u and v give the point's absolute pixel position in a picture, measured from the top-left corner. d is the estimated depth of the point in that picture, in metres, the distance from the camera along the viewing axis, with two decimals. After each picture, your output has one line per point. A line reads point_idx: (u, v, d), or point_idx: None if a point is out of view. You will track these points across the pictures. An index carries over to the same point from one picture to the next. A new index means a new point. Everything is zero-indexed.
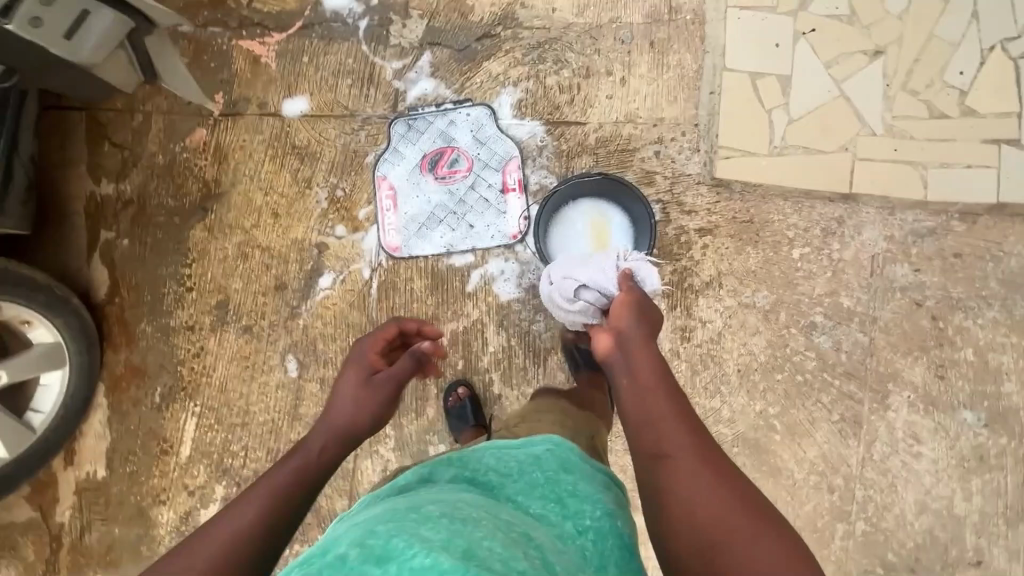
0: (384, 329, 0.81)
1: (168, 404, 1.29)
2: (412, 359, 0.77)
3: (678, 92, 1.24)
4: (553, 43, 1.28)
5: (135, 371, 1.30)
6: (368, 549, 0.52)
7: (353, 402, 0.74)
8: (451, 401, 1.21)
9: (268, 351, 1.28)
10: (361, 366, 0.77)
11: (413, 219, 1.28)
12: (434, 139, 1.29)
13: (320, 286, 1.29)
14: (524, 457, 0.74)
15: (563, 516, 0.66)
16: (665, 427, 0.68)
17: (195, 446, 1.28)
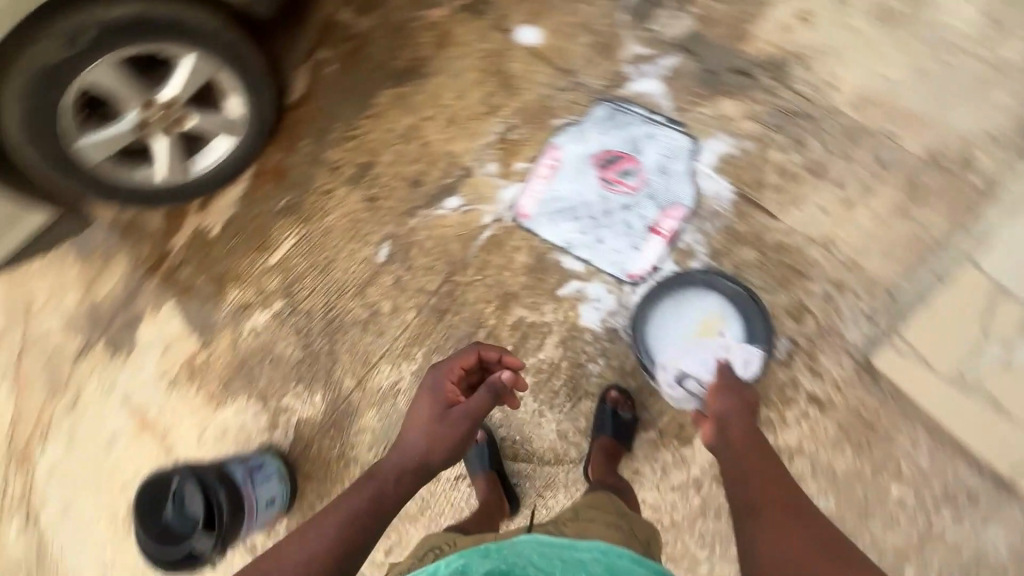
0: (462, 357, 1.03)
1: (285, 215, 1.46)
2: (484, 394, 0.97)
3: (897, 250, 1.06)
4: (804, 122, 1.12)
5: (278, 174, 1.46)
6: None
7: (427, 430, 0.93)
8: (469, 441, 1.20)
9: (376, 228, 1.38)
10: (439, 398, 0.97)
11: (556, 200, 1.25)
12: (624, 141, 1.22)
13: (446, 204, 1.33)
14: (565, 557, 0.71)
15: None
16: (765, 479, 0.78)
17: (283, 261, 1.45)
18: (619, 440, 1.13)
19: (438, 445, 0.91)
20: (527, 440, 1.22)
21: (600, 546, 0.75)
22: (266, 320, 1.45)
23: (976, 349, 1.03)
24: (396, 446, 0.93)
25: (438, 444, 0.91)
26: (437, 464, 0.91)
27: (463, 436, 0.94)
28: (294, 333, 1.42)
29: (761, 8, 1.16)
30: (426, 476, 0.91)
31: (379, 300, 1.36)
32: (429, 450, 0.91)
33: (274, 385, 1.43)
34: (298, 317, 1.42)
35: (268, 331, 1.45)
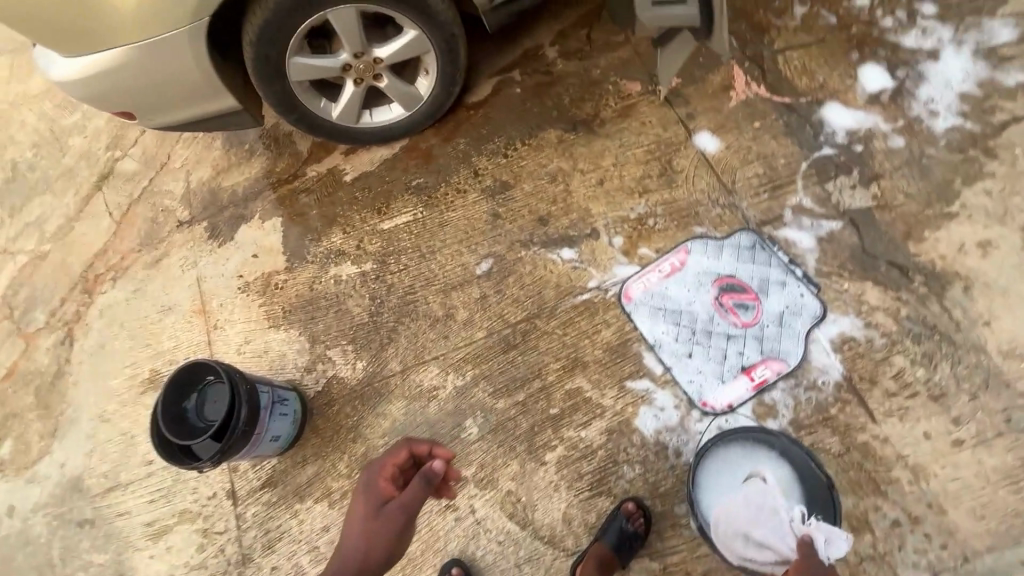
0: (394, 454, 0.92)
1: (414, 193, 1.53)
2: (417, 485, 0.87)
3: (988, 515, 0.98)
4: (943, 342, 1.07)
5: (426, 155, 1.55)
6: None
7: (363, 534, 0.85)
8: None
9: (487, 242, 1.42)
10: (374, 494, 0.90)
11: (664, 299, 1.24)
12: (753, 276, 1.20)
13: (561, 252, 1.35)
14: None
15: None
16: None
17: (392, 231, 1.51)
18: (619, 554, 1.06)
19: (376, 547, 0.84)
20: (530, 507, 1.18)
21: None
22: (350, 273, 1.50)
23: None
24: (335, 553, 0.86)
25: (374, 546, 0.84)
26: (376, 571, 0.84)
27: (399, 534, 0.86)
28: (368, 297, 1.46)
29: (940, 220, 1.15)
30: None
31: (457, 307, 1.38)
32: (368, 555, 0.84)
33: (327, 333, 1.46)
34: (379, 285, 1.47)
35: (347, 284, 1.50)
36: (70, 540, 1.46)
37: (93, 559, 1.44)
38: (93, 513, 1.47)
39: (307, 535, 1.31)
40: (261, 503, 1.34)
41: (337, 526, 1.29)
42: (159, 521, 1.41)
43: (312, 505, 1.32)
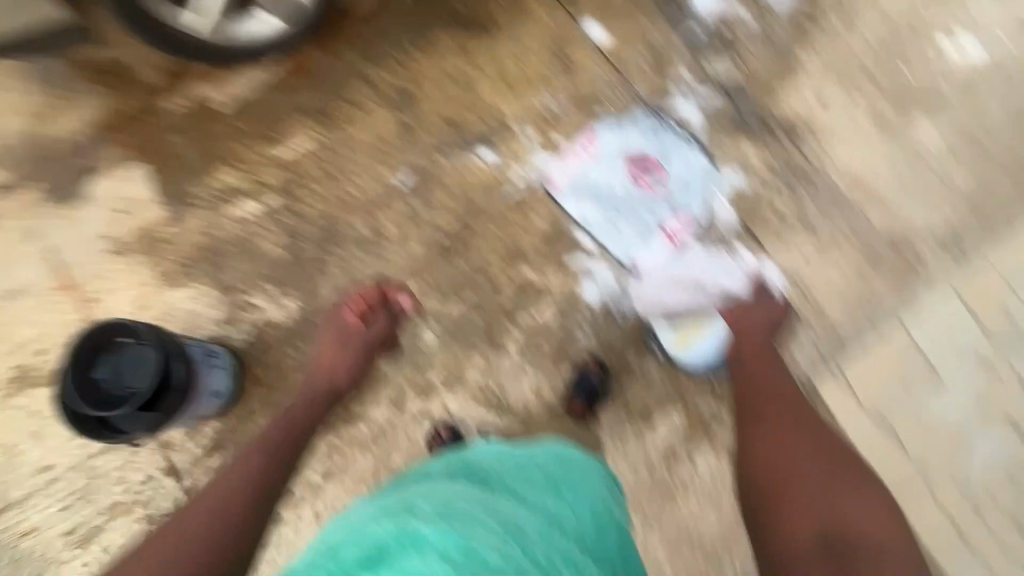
0: (357, 298, 1.21)
1: (306, 114, 1.40)
2: (382, 323, 1.20)
3: (849, 301, 1.26)
4: (804, 179, 1.32)
5: (311, 72, 1.41)
6: (360, 553, 0.59)
7: (332, 360, 1.17)
8: (434, 443, 1.23)
9: (402, 154, 1.38)
10: (342, 329, 1.20)
11: (585, 181, 1.34)
12: (656, 148, 1.35)
13: (480, 154, 1.37)
14: (521, 458, 0.77)
15: (560, 502, 0.70)
16: (792, 454, 0.87)
17: (291, 158, 1.39)
18: (588, 402, 1.22)
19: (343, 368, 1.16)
20: (502, 392, 1.26)
21: (556, 445, 0.82)
22: (254, 211, 1.36)
23: (892, 394, 1.24)
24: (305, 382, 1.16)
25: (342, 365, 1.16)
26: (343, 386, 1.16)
27: (362, 358, 1.18)
28: (282, 233, 1.35)
29: (791, 79, 1.37)
30: (331, 394, 1.15)
31: (386, 225, 1.34)
32: (335, 370, 1.16)
33: (244, 280, 1.33)
34: (293, 219, 1.36)
35: (253, 223, 1.36)
36: None
37: None
38: None
39: None
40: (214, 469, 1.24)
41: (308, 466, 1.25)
42: (84, 524, 1.23)
43: None
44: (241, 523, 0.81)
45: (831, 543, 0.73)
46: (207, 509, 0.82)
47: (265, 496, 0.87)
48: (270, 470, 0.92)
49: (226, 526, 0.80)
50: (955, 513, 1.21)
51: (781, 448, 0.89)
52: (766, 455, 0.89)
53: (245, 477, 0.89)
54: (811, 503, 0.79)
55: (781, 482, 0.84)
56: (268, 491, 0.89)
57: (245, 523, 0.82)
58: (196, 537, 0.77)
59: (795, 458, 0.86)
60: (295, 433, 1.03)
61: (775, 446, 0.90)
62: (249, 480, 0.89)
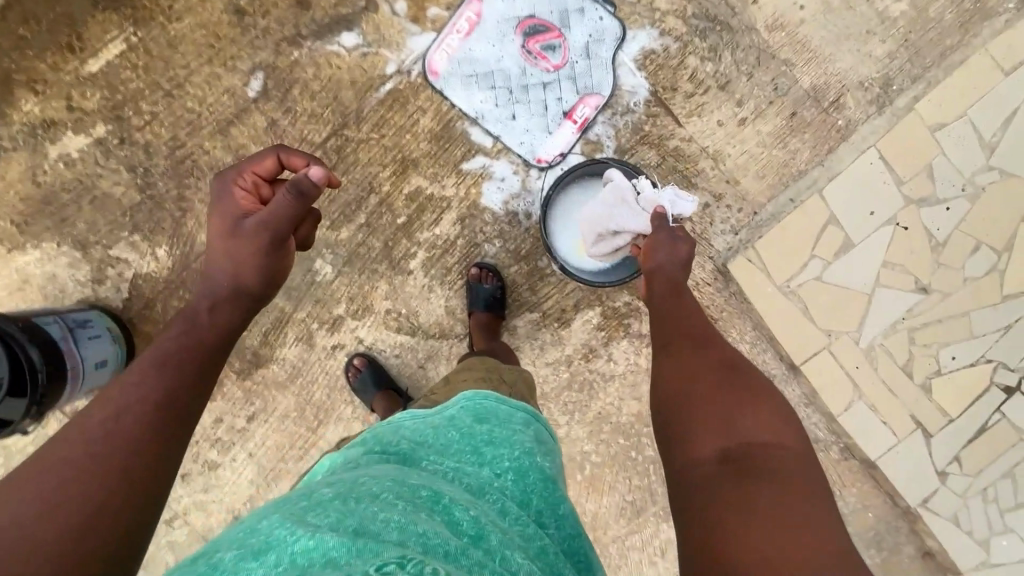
0: (261, 158, 0.80)
1: (108, 9, 1.10)
2: (289, 195, 0.71)
3: (769, 172, 1.17)
4: (724, 32, 1.13)
5: None
6: (247, 547, 0.53)
7: (225, 254, 0.73)
8: (350, 374, 1.19)
9: (245, 52, 1.12)
10: (231, 209, 0.76)
11: (472, 63, 1.13)
12: (553, 9, 1.12)
13: (341, 41, 1.12)
14: (435, 423, 0.79)
15: (480, 464, 0.72)
16: (689, 361, 0.75)
17: (105, 72, 1.11)
18: (492, 310, 1.15)
19: (247, 264, 0.73)
20: (413, 315, 1.20)
21: (468, 394, 0.85)
22: (81, 147, 1.13)
23: (805, 263, 1.19)
24: (200, 285, 0.74)
25: (242, 266, 0.72)
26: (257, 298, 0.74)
27: (270, 254, 0.74)
28: (125, 169, 1.14)
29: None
30: (251, 306, 0.74)
31: (246, 145, 1.14)
32: (237, 271, 0.73)
33: (97, 231, 1.15)
34: (133, 151, 1.14)
35: (85, 161, 1.13)
36: None
37: None
38: None
39: (200, 433, 1.23)
40: None
41: (229, 413, 1.22)
42: None
43: None
44: (100, 505, 0.50)
45: (740, 459, 0.62)
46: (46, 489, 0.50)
47: (152, 452, 0.56)
48: (172, 403, 0.60)
49: (45, 525, 0.47)
50: (860, 373, 1.22)
51: (686, 356, 0.76)
52: (672, 373, 0.75)
53: (86, 447, 0.53)
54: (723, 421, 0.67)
55: (690, 397, 0.70)
56: (176, 433, 0.59)
57: (100, 513, 0.50)
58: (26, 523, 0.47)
59: (699, 365, 0.74)
60: (202, 342, 0.67)
61: (682, 363, 0.75)
62: (113, 433, 0.55)
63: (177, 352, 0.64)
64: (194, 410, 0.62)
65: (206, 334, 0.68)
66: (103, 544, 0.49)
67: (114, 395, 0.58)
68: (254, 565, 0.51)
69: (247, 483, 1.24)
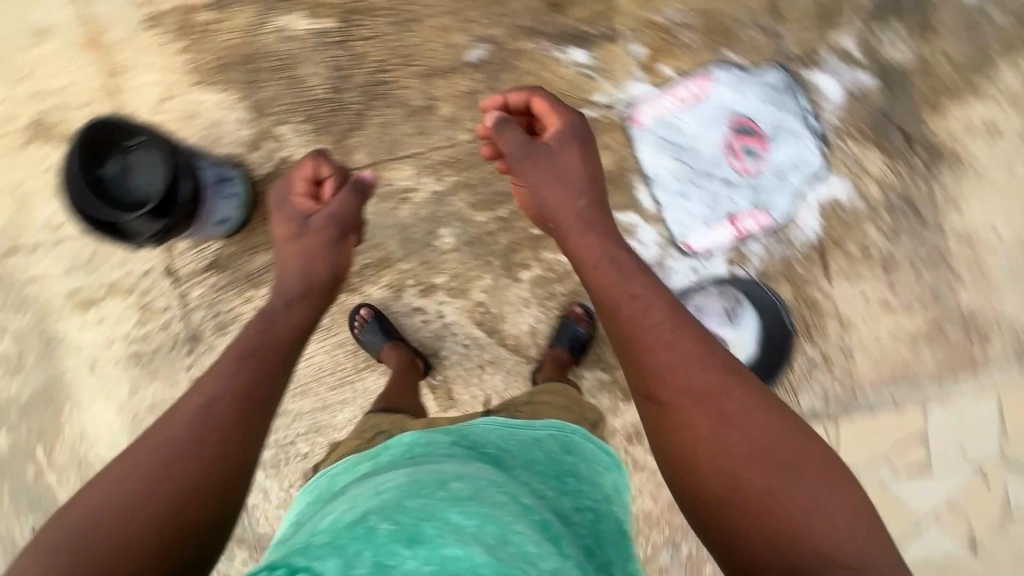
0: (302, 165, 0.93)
1: None
2: (350, 195, 0.91)
3: (885, 363, 1.16)
4: (913, 219, 1.13)
5: None
6: (399, 524, 0.63)
7: (300, 254, 0.86)
8: (356, 324, 1.22)
9: (484, 20, 1.16)
10: (293, 214, 0.90)
11: (673, 131, 1.15)
12: (771, 121, 1.14)
13: (571, 53, 1.15)
14: (524, 437, 0.89)
15: (562, 492, 0.81)
16: (718, 453, 0.61)
17: None
18: (572, 353, 1.18)
19: (319, 259, 0.87)
20: (499, 318, 1.22)
21: (558, 425, 0.93)
22: (304, 28, 1.19)
23: (873, 462, 1.17)
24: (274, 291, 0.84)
25: (314, 259, 0.86)
26: (324, 292, 0.86)
27: (335, 245, 0.88)
28: (329, 66, 1.20)
29: (970, 93, 1.09)
30: (325, 299, 0.86)
31: (441, 98, 1.18)
32: (313, 266, 0.86)
33: (276, 105, 1.21)
34: (344, 54, 1.19)
35: (300, 42, 1.20)
36: None
37: (6, 319, 1.31)
38: None
39: None
40: (209, 286, 1.26)
41: None
42: (85, 290, 1.28)
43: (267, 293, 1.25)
44: (187, 485, 0.62)
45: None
46: (147, 477, 0.61)
47: (233, 435, 0.65)
48: (243, 397, 0.68)
49: (150, 495, 0.60)
50: None
51: (707, 442, 0.62)
52: (705, 471, 0.61)
53: (183, 430, 0.64)
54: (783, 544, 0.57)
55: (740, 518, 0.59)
56: (254, 421, 0.68)
57: (192, 485, 0.62)
58: (138, 492, 0.60)
59: (727, 435, 0.62)
60: (279, 342, 0.76)
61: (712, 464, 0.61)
62: (199, 429, 0.65)
63: (255, 352, 0.73)
64: (270, 402, 0.70)
65: (283, 331, 0.78)
66: (201, 511, 0.62)
67: (202, 388, 0.68)
68: (409, 552, 0.60)
69: None
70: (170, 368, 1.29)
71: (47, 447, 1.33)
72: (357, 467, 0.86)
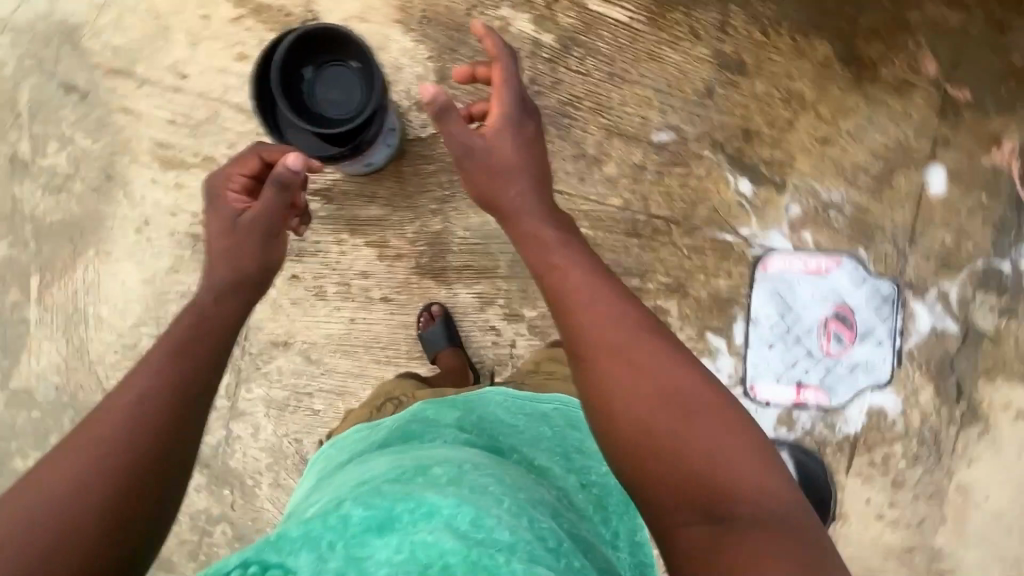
0: (244, 156, 0.78)
1: None
2: (271, 188, 0.73)
3: (858, 563, 1.27)
4: (936, 457, 1.25)
5: None
6: (373, 509, 0.59)
7: (219, 255, 0.72)
8: (423, 319, 1.20)
9: (683, 112, 1.21)
10: (221, 213, 0.74)
11: (788, 289, 1.25)
12: (866, 321, 1.25)
13: (738, 180, 1.22)
14: (529, 411, 0.91)
15: (566, 471, 0.83)
16: (637, 399, 0.59)
17: (595, 16, 1.20)
18: None
19: (245, 257, 0.72)
20: None
21: (563, 399, 0.94)
22: (524, 31, 1.20)
23: None
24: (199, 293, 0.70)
25: (240, 260, 0.71)
26: (254, 286, 0.72)
27: (267, 245, 0.74)
28: (527, 75, 1.21)
29: (1021, 379, 1.24)
30: (254, 295, 0.72)
31: (611, 157, 1.22)
32: (238, 266, 0.71)
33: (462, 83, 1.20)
34: (546, 72, 1.21)
35: (514, 40, 1.20)
36: (49, 96, 1.18)
37: (72, 133, 1.18)
38: (88, 85, 1.18)
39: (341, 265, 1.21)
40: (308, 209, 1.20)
41: (376, 279, 1.22)
42: (176, 150, 1.18)
43: (360, 244, 1.21)
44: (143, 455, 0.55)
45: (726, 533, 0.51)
46: (89, 457, 0.53)
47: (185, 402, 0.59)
48: (179, 390, 0.59)
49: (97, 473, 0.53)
50: None
51: (627, 400, 0.59)
52: (622, 419, 0.59)
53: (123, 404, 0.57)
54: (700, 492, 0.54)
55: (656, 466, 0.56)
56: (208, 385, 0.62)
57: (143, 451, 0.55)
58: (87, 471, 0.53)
59: (647, 390, 0.59)
60: (235, 308, 0.70)
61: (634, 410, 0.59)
62: (130, 420, 0.56)
63: (196, 335, 0.64)
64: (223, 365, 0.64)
65: (236, 290, 0.70)
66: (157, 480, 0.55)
67: (148, 359, 0.61)
68: (380, 540, 0.56)
69: (324, 332, 1.22)
70: None
71: (46, 280, 1.19)
72: (368, 436, 0.87)
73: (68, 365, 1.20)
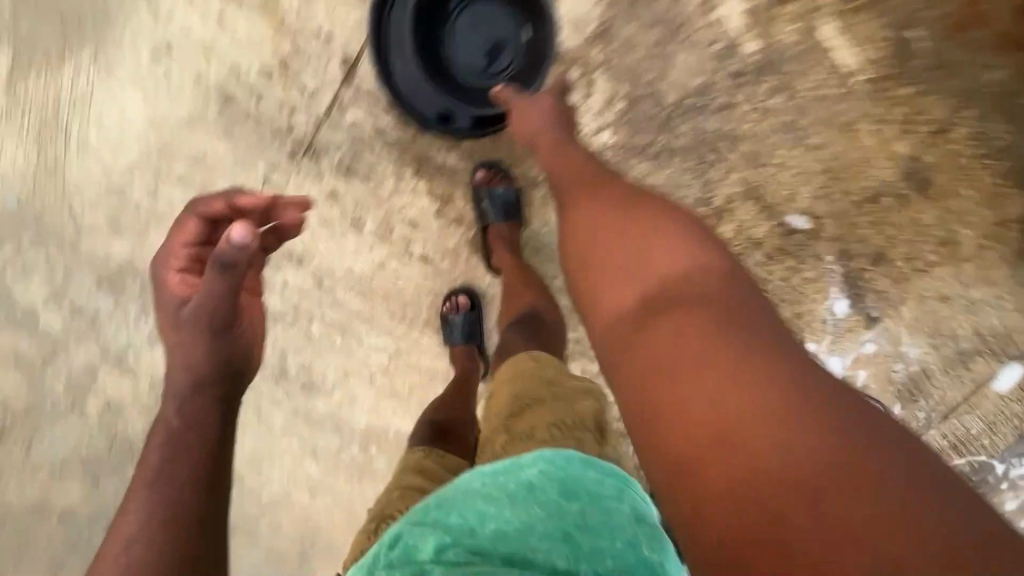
0: (181, 220, 0.60)
1: (882, 45, 0.93)
2: (214, 271, 0.52)
3: None
4: None
5: (947, 26, 0.93)
6: None
7: (173, 356, 0.57)
8: (449, 309, 1.06)
9: (832, 205, 1.02)
10: (166, 299, 0.58)
11: None
12: None
13: (838, 298, 1.09)
14: (502, 489, 0.49)
15: (572, 565, 0.43)
16: (598, 237, 0.58)
17: (810, 45, 0.93)
18: None
19: (200, 354, 0.56)
20: None
21: (550, 459, 0.51)
22: (721, 25, 0.92)
23: None
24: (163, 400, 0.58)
25: (192, 359, 0.56)
26: (215, 382, 0.57)
27: (221, 339, 0.57)
28: (695, 81, 0.94)
29: None
30: (224, 392, 0.58)
31: (732, 218, 1.03)
32: (189, 362, 0.56)
33: (616, 55, 0.94)
34: (721, 88, 0.95)
35: (702, 31, 0.92)
36: None
37: None
38: None
39: (387, 202, 1.02)
40: (375, 123, 0.97)
41: (421, 233, 1.04)
42: None
43: (418, 189, 1.01)
44: None
45: (659, 330, 0.48)
46: None
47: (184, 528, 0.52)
48: (175, 513, 0.52)
49: None
50: None
51: (591, 238, 0.59)
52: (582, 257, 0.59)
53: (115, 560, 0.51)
54: (639, 292, 0.52)
55: (602, 280, 0.56)
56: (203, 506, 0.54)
57: None
58: None
59: (610, 225, 0.58)
60: (210, 406, 0.57)
61: (585, 240, 0.60)
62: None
63: (176, 451, 0.55)
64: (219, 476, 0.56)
65: (198, 397, 0.57)
66: None
67: (137, 495, 0.53)
68: None
69: (344, 264, 1.07)
70: (252, 147, 0.98)
71: (28, 65, 0.95)
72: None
73: (39, 181, 1.00)
